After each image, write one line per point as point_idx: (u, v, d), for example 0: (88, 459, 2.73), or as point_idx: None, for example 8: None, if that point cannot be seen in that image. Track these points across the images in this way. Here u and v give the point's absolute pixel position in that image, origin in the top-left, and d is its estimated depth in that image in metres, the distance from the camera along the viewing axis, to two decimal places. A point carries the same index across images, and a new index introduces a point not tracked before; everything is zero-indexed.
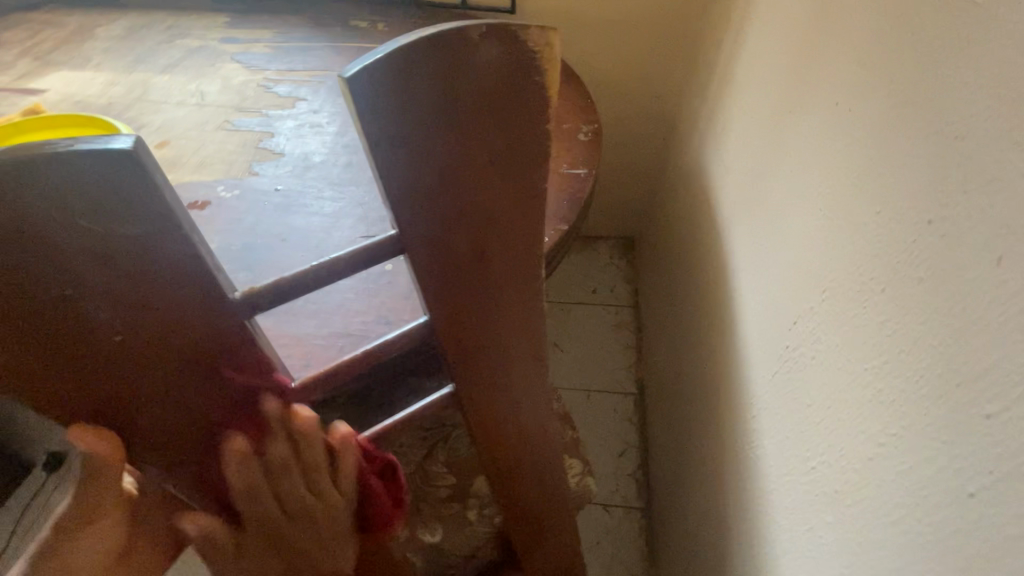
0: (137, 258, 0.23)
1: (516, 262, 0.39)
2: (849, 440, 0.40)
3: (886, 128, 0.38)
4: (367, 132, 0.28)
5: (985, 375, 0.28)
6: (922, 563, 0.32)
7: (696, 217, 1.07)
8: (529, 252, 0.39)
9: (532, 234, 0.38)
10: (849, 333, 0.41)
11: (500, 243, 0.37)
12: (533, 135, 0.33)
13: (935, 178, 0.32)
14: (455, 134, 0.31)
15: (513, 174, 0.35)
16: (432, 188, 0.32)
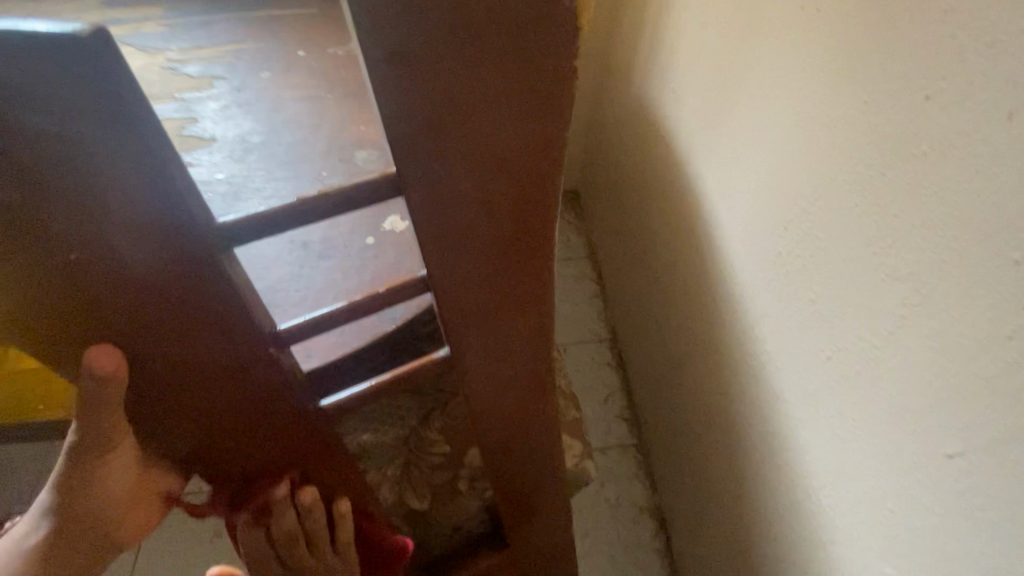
0: (87, 175, 0.25)
1: (529, 247, 0.39)
2: (873, 324, 0.52)
3: (919, 75, 0.44)
4: (390, 62, 0.27)
5: (1013, 242, 0.38)
6: (974, 401, 0.42)
7: (645, 160, 1.12)
8: (538, 237, 0.39)
9: (548, 214, 0.38)
10: (859, 233, 0.52)
11: (515, 225, 0.37)
12: (548, 84, 0.31)
13: (959, 108, 0.41)
14: (469, 54, 0.28)
15: (532, 115, 0.31)
16: (441, 113, 0.30)
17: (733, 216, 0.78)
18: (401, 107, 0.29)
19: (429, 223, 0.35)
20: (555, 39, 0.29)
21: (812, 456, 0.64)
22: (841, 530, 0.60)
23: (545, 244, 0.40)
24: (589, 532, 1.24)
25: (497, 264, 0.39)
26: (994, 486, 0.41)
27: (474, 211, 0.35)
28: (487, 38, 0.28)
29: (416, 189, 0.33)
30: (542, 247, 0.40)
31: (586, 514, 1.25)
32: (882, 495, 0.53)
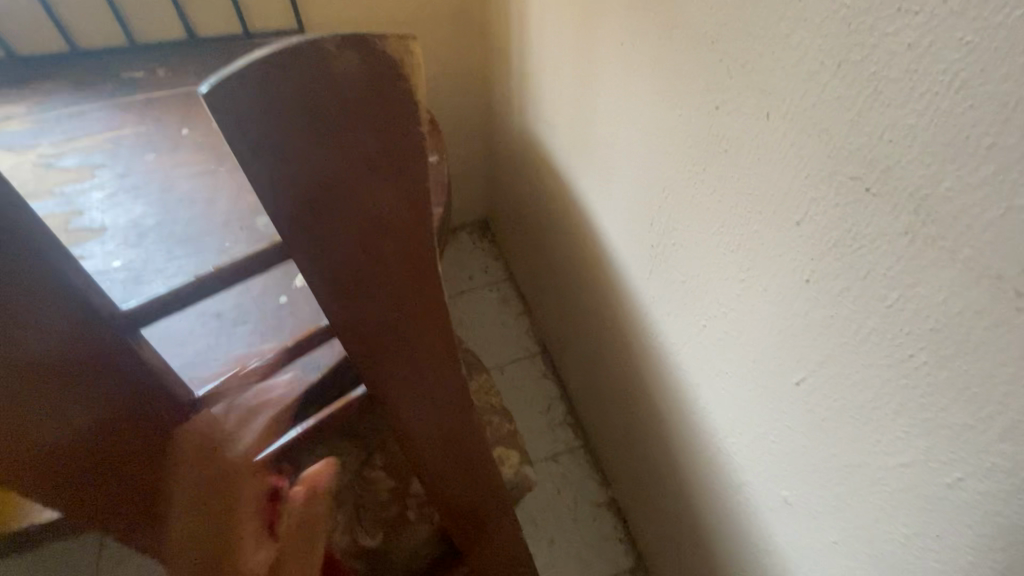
0: (20, 328, 0.28)
1: (419, 287, 0.45)
2: (728, 291, 0.61)
3: (711, 93, 0.55)
4: (244, 148, 0.32)
5: (795, 209, 0.48)
6: (800, 338, 0.52)
7: (539, 180, 1.21)
8: (425, 277, 0.45)
9: (429, 257, 0.44)
10: (698, 221, 0.63)
11: (402, 266, 0.43)
12: (403, 147, 0.37)
13: (739, 115, 0.52)
14: (328, 138, 0.34)
15: (396, 177, 0.38)
16: (315, 188, 0.36)
17: (615, 221, 0.88)
18: (269, 175, 0.34)
19: (318, 273, 0.40)
20: (399, 110, 0.35)
21: (713, 415, 0.73)
22: (745, 473, 0.69)
23: (434, 283, 0.46)
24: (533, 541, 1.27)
25: (391, 297, 0.44)
26: (829, 399, 0.50)
27: (359, 257, 0.41)
28: (337, 117, 0.34)
29: (304, 250, 0.38)
30: (432, 285, 0.46)
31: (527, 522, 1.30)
32: (764, 431, 0.62)
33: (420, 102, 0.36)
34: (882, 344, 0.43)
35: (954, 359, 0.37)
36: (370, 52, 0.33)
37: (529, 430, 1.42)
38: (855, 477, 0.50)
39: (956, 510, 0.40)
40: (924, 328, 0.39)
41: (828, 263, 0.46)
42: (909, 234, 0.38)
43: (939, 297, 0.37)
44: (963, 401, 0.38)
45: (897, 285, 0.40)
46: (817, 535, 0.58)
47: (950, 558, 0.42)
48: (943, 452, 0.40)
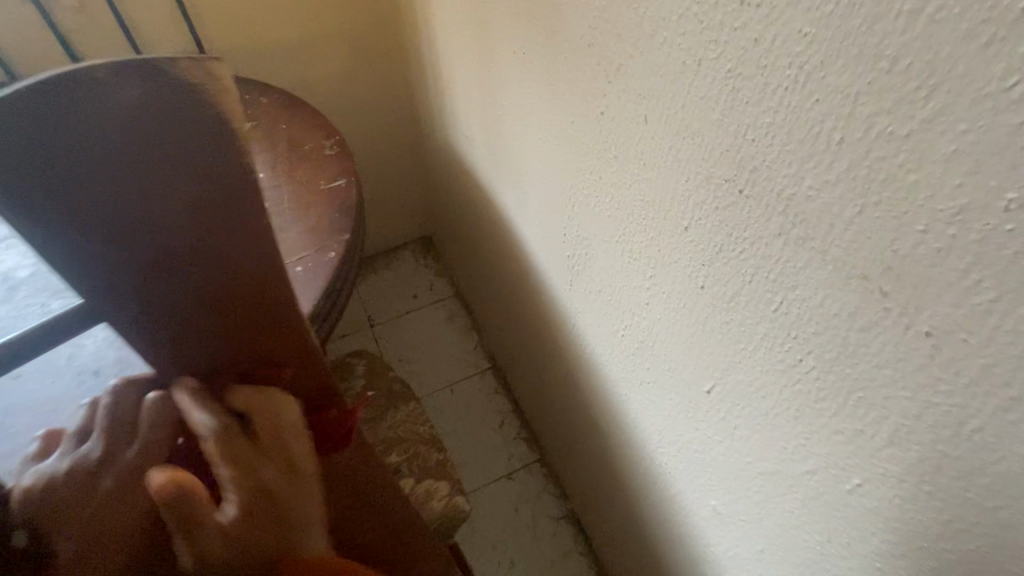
0: None
1: (278, 333, 0.41)
2: (645, 295, 0.57)
3: (597, 97, 0.53)
4: (11, 194, 0.28)
5: (684, 214, 0.45)
6: (716, 343, 0.48)
7: (466, 192, 1.16)
8: (285, 322, 0.41)
9: (284, 302, 0.40)
10: (603, 228, 0.61)
11: (251, 312, 0.39)
12: (224, 183, 0.33)
13: (624, 119, 0.50)
14: (123, 179, 0.30)
15: (222, 215, 0.34)
16: (118, 233, 0.32)
17: (534, 232, 0.85)
18: (54, 223, 0.30)
19: (147, 322, 0.36)
20: (211, 144, 0.32)
21: (644, 424, 0.70)
22: (678, 482, 0.66)
23: (299, 329, 0.42)
24: (483, 569, 1.17)
25: (245, 345, 0.41)
26: (737, 407, 0.48)
27: (195, 303, 0.37)
28: (127, 155, 0.30)
29: (121, 300, 0.35)
30: (296, 331, 0.42)
31: (474, 549, 1.20)
32: (688, 440, 0.60)
33: (240, 131, 0.32)
34: (776, 349, 0.41)
35: (837, 363, 0.36)
36: (157, 76, 0.29)
37: (481, 450, 1.33)
38: (772, 487, 0.48)
39: (861, 517, 0.39)
40: (809, 332, 0.37)
41: (717, 267, 0.44)
42: (781, 235, 0.36)
43: (816, 300, 0.35)
44: (850, 405, 0.36)
45: (779, 288, 0.38)
46: (747, 544, 0.55)
47: (863, 566, 0.41)
48: (841, 458, 0.38)
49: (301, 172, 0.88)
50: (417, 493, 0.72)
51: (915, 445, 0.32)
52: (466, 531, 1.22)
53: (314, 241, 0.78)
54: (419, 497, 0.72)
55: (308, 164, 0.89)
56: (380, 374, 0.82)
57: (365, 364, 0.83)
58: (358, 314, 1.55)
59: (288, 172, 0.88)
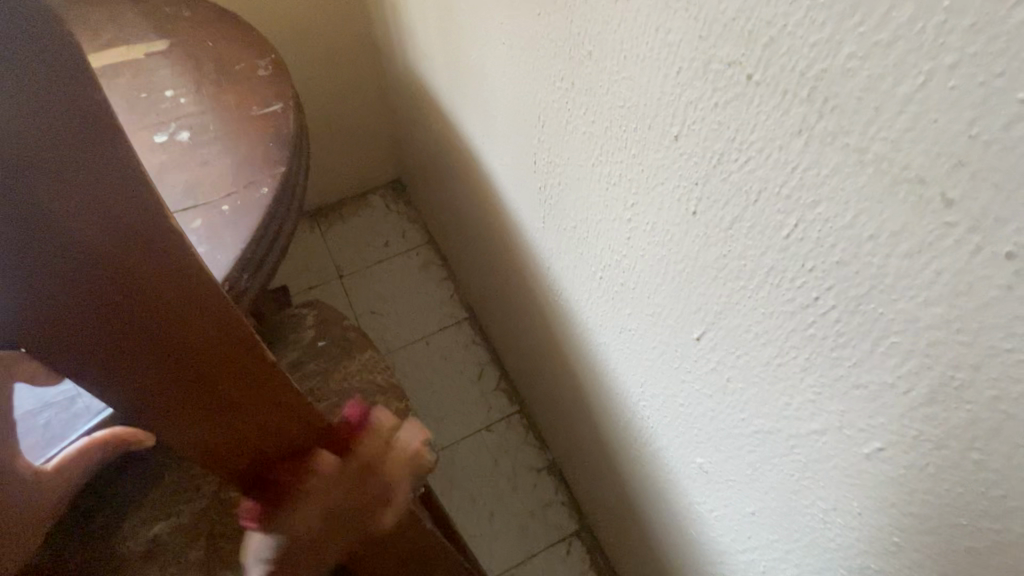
0: None
1: (148, 262, 0.27)
2: (625, 228, 0.48)
3: None
4: None
5: (675, 119, 0.36)
6: (707, 282, 0.40)
7: (431, 123, 1.04)
8: (155, 244, 0.26)
9: (143, 210, 0.25)
10: (577, 150, 0.51)
11: (86, 223, 0.24)
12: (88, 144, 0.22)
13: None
14: None
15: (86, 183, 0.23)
16: None
17: (503, 163, 0.75)
18: None
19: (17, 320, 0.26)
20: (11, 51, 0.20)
21: (623, 375, 0.63)
22: (660, 436, 0.60)
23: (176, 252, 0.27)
24: (463, 521, 1.14)
25: (95, 280, 0.26)
26: (731, 357, 0.41)
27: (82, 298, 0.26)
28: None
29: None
30: (178, 256, 0.27)
31: (453, 502, 1.16)
32: (673, 393, 0.53)
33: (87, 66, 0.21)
34: (783, 287, 0.33)
35: (866, 301, 0.28)
36: None
37: (458, 403, 1.27)
38: (769, 447, 0.41)
39: (878, 486, 0.32)
40: (830, 263, 0.29)
41: (713, 187, 0.35)
42: (801, 134, 0.27)
43: (844, 219, 0.27)
44: (879, 353, 0.28)
45: (794, 207, 0.30)
46: (736, 506, 0.50)
47: (874, 539, 0.35)
48: (860, 418, 0.32)
49: (230, 96, 0.75)
50: None
51: (965, 404, 0.25)
52: (444, 484, 1.18)
53: (244, 175, 0.67)
54: None
55: (238, 86, 0.76)
56: (332, 325, 0.74)
57: (315, 315, 0.75)
58: (326, 263, 1.44)
59: (216, 96, 0.75)
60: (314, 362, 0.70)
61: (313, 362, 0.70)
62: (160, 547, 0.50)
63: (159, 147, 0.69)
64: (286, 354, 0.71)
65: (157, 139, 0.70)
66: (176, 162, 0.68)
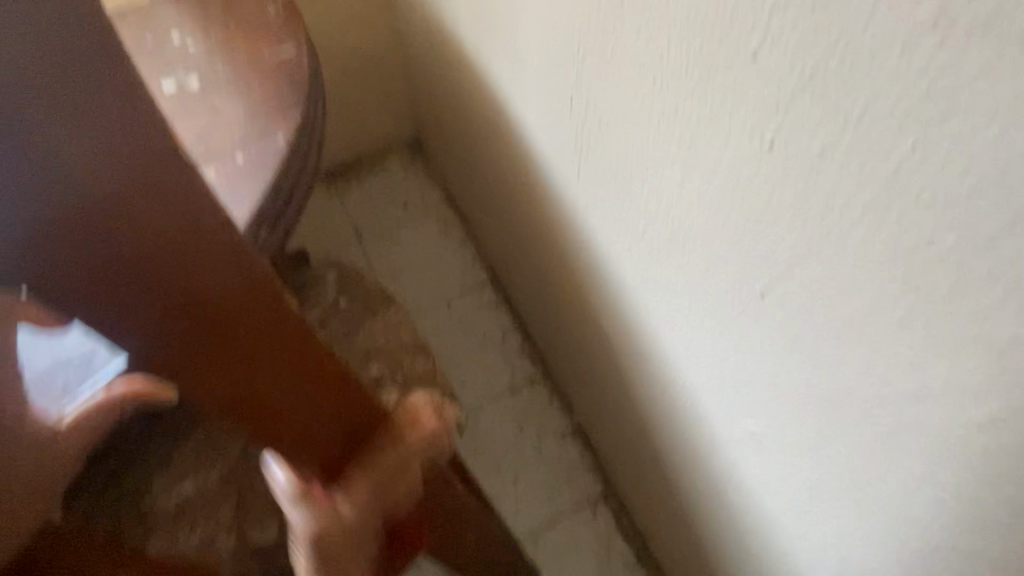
0: None
1: (146, 183, 0.23)
2: (677, 172, 0.43)
3: None
4: None
5: (757, 33, 0.31)
6: (780, 229, 0.35)
7: (453, 71, 0.97)
8: (158, 168, 0.23)
9: (140, 126, 0.22)
10: (623, 85, 0.46)
11: (72, 135, 0.21)
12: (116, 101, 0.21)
13: None
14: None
15: (117, 140, 0.22)
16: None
17: (534, 109, 0.69)
18: None
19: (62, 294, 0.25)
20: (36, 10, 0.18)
21: (663, 336, 0.59)
22: (704, 402, 0.57)
23: (176, 170, 0.24)
24: (489, 485, 1.13)
25: (88, 207, 0.23)
26: (802, 314, 0.37)
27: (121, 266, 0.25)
28: None
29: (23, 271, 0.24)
30: (180, 177, 0.24)
31: (478, 466, 1.15)
32: (723, 355, 0.49)
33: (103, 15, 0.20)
34: (883, 228, 0.28)
35: (1004, 239, 0.23)
36: None
37: (482, 367, 1.24)
38: (842, 413, 0.37)
39: (987, 457, 0.28)
40: (957, 194, 0.24)
41: (798, 113, 0.30)
42: (936, 30, 0.23)
43: (988, 135, 0.22)
44: (1013, 303, 0.24)
45: (912, 127, 0.25)
46: (791, 475, 0.47)
47: (970, 515, 0.31)
48: (972, 379, 0.27)
49: (241, 40, 0.70)
50: None
51: None
52: (469, 447, 1.17)
53: (260, 123, 0.62)
54: None
55: (249, 28, 0.71)
56: (354, 285, 0.70)
57: (336, 274, 0.71)
58: (344, 226, 1.40)
59: (225, 40, 0.70)
60: (335, 322, 0.67)
61: (336, 322, 0.67)
62: (189, 503, 0.49)
63: (168, 96, 0.65)
64: (308, 315, 0.68)
65: (165, 87, 0.66)
66: (187, 111, 0.64)
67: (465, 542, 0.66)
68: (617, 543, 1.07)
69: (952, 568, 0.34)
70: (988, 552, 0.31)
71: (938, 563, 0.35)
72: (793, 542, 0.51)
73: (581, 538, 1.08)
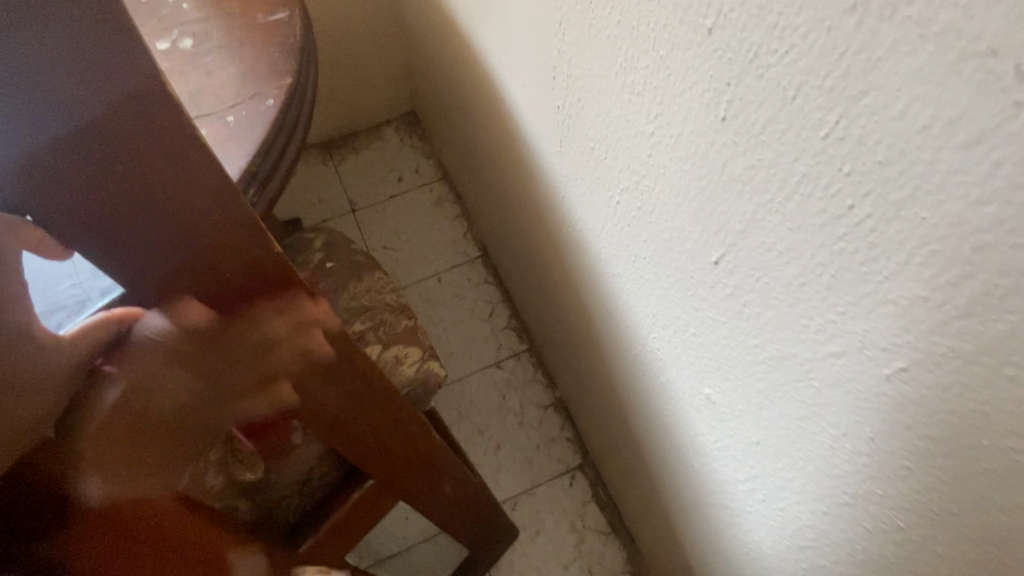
0: None
1: (126, 113, 0.25)
2: (646, 145, 0.45)
3: None
4: None
5: (712, 11, 0.33)
6: (730, 200, 0.38)
7: (447, 43, 0.98)
8: (151, 110, 0.26)
9: (135, 70, 0.24)
10: (600, 58, 0.47)
11: (46, 40, 0.22)
12: (115, 51, 0.24)
13: None
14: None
15: (120, 87, 0.24)
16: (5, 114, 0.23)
17: (520, 82, 0.70)
18: None
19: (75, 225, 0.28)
20: None
21: (633, 305, 0.62)
22: (670, 369, 0.59)
23: (149, 83, 0.25)
24: (470, 451, 1.17)
25: (62, 111, 0.24)
26: (749, 280, 0.39)
27: (127, 200, 0.28)
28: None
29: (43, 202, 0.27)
30: (152, 90, 0.25)
31: (461, 433, 1.19)
32: (685, 323, 0.52)
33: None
34: (813, 197, 0.30)
35: (908, 206, 0.26)
36: None
37: (469, 339, 1.27)
38: (781, 375, 0.40)
39: (896, 410, 0.31)
40: (871, 164, 0.26)
41: (747, 86, 0.32)
42: (855, 11, 0.25)
43: (895, 109, 0.24)
44: (915, 264, 0.26)
45: (837, 101, 0.27)
46: (742, 436, 0.49)
47: (883, 464, 0.34)
48: (883, 337, 0.30)
49: (234, 2, 0.71)
50: (386, 361, 0.65)
51: (1006, 314, 0.24)
52: (452, 415, 1.20)
53: (251, 86, 0.64)
54: (387, 364, 0.65)
55: None
56: (340, 248, 0.73)
57: (322, 238, 0.74)
58: (339, 196, 1.42)
59: (219, 1, 0.71)
60: (323, 283, 0.70)
61: (321, 283, 0.70)
62: None
63: (161, 56, 0.66)
64: None
65: (158, 46, 0.67)
66: (179, 71, 0.65)
67: (443, 497, 0.70)
68: (591, 511, 1.11)
69: (870, 515, 0.38)
70: (899, 498, 0.34)
71: (859, 511, 0.39)
72: (742, 501, 0.55)
73: (557, 505, 1.12)
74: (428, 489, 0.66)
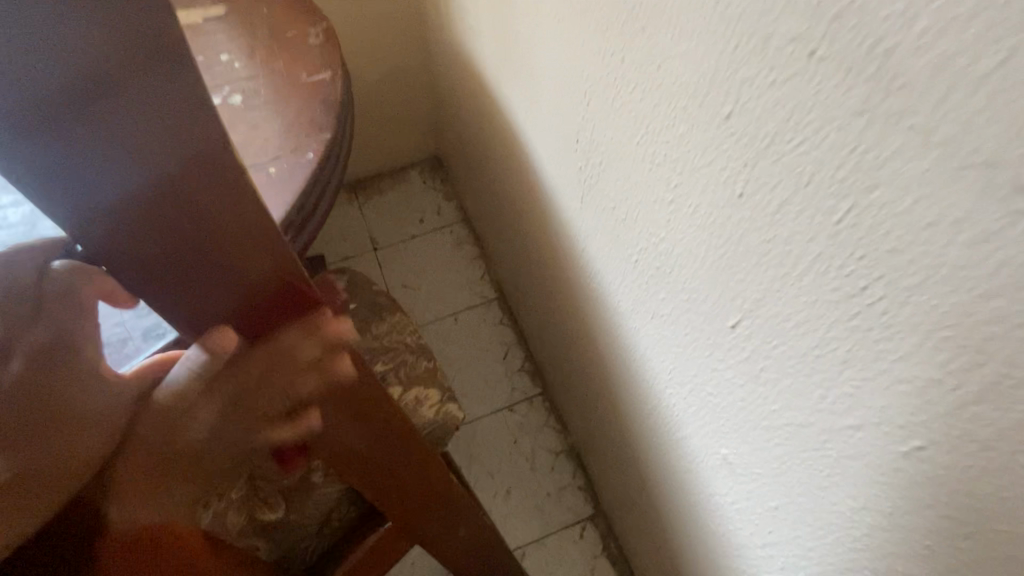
0: None
1: (209, 204, 0.26)
2: (666, 211, 0.48)
3: None
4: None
5: (729, 100, 0.35)
6: (747, 270, 0.39)
7: (474, 99, 1.03)
8: (232, 203, 0.27)
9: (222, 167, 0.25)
10: (622, 128, 0.50)
11: (120, 115, 0.21)
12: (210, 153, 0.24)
13: None
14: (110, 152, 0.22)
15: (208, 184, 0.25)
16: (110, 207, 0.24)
17: (544, 141, 0.74)
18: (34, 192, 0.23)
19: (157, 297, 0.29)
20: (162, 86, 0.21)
21: (650, 358, 0.63)
22: (686, 424, 0.60)
23: (229, 169, 0.25)
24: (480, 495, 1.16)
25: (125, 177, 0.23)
26: (765, 346, 0.40)
27: (201, 278, 0.29)
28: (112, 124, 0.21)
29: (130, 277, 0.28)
30: (214, 157, 0.24)
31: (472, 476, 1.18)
32: (702, 381, 0.52)
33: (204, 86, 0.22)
34: (827, 275, 0.32)
35: (919, 293, 0.27)
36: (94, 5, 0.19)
37: (483, 381, 1.28)
38: (798, 441, 0.41)
39: (915, 487, 0.32)
40: (881, 252, 0.28)
41: (763, 169, 0.34)
42: (863, 115, 0.27)
43: (903, 205, 0.26)
44: (928, 348, 0.28)
45: (849, 192, 0.29)
46: (759, 498, 0.49)
47: (903, 540, 0.34)
48: (899, 415, 0.31)
49: (281, 62, 0.76)
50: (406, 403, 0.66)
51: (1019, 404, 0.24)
52: (464, 457, 1.20)
53: (293, 139, 0.68)
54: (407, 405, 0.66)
55: (287, 53, 0.78)
56: (364, 291, 0.75)
57: (347, 279, 0.76)
58: (362, 235, 1.46)
59: (268, 60, 0.77)
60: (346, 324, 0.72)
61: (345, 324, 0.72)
62: None
63: None
64: None
65: None
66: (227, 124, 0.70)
67: (455, 540, 0.69)
68: (601, 565, 1.08)
69: None
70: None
71: None
72: (760, 566, 0.54)
73: (567, 556, 1.09)
74: (440, 534, 0.66)
